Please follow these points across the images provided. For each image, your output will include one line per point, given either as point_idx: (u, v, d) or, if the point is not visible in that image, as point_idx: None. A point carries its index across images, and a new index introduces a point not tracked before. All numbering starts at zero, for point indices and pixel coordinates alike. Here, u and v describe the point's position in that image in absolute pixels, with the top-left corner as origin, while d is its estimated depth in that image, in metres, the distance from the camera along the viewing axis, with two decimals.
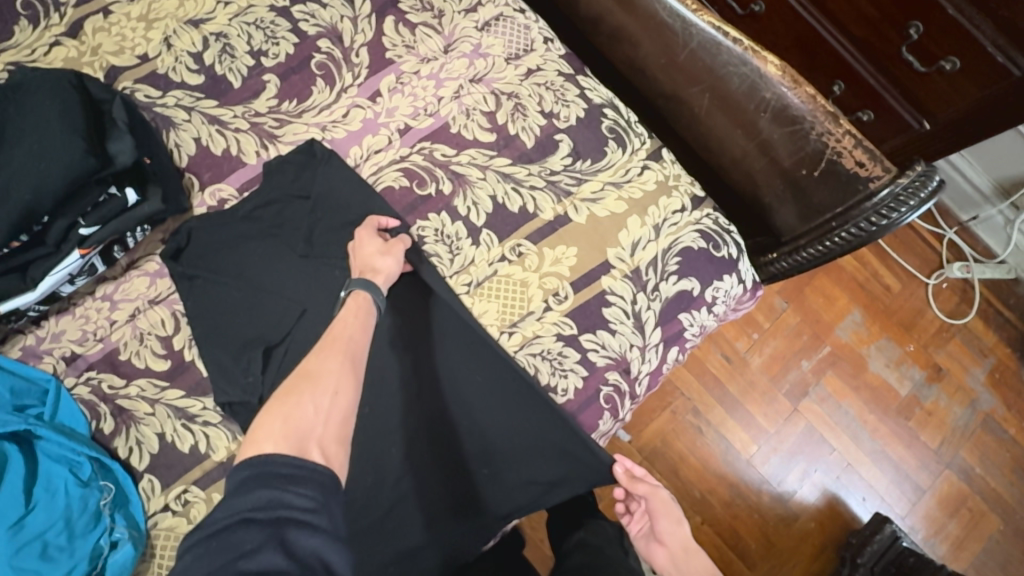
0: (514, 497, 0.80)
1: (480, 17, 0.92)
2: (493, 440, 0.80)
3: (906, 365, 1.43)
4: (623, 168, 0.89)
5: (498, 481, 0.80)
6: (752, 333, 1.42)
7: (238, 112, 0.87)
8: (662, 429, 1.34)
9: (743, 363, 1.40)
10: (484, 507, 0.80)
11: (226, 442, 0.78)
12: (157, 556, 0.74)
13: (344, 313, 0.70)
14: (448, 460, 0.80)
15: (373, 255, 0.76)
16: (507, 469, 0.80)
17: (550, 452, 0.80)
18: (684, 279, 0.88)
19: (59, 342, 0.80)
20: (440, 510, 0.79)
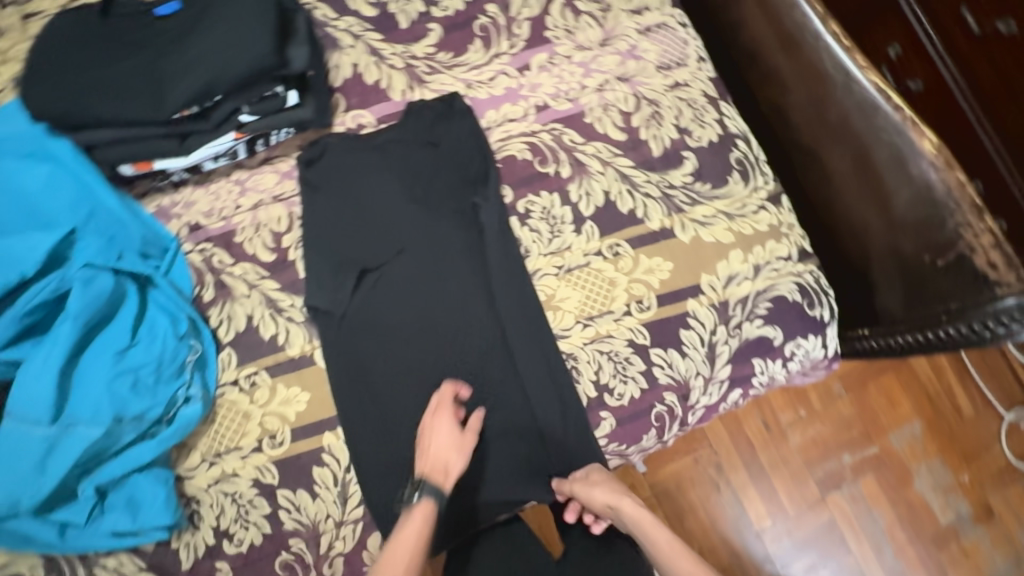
0: (521, 484, 0.83)
1: (643, 22, 0.94)
2: (521, 423, 0.83)
3: (955, 495, 1.35)
4: (740, 201, 0.89)
5: (516, 459, 0.83)
6: (799, 410, 1.38)
7: (397, 51, 0.92)
8: (680, 473, 1.32)
9: (781, 437, 1.36)
10: (493, 484, 0.83)
11: (303, 341, 0.84)
12: (217, 422, 0.81)
13: (408, 519, 0.74)
14: (475, 429, 0.83)
15: (446, 449, 0.77)
16: (522, 447, 0.83)
17: (571, 448, 0.84)
18: (768, 325, 0.86)
19: (188, 210, 0.87)
20: (452, 471, 0.83)
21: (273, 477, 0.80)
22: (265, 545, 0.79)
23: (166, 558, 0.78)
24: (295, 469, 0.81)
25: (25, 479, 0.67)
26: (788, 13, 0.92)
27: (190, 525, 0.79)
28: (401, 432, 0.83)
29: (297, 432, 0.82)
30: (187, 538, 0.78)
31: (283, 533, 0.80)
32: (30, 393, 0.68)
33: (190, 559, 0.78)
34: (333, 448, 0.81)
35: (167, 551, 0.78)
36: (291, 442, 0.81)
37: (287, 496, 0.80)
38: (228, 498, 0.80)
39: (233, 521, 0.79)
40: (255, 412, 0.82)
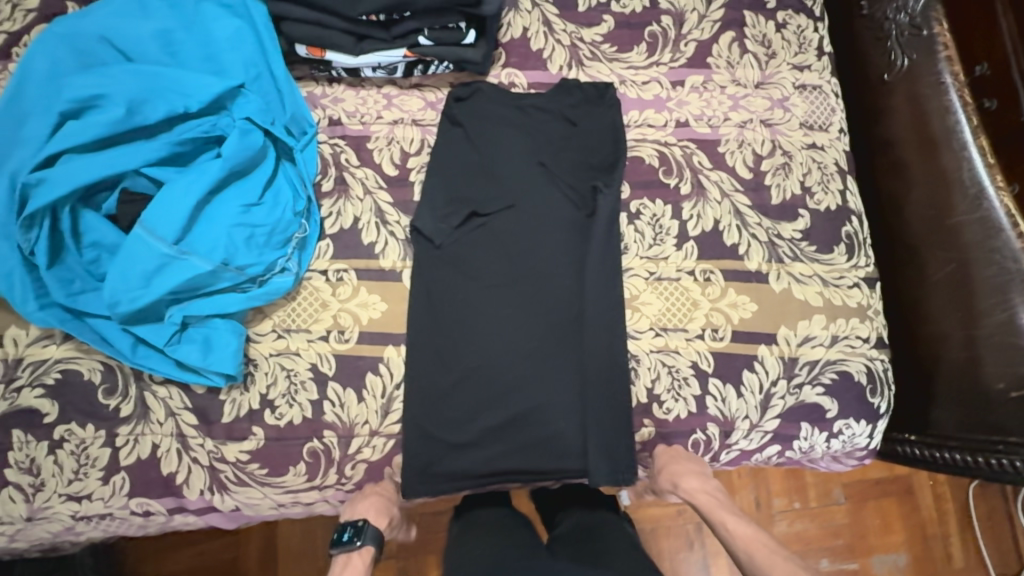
0: (545, 462, 0.84)
1: (802, 78, 0.97)
2: (566, 404, 0.84)
3: None
4: (839, 272, 0.91)
5: (552, 435, 0.84)
6: (795, 501, 1.37)
7: (568, 29, 0.97)
8: (659, 519, 1.31)
9: (768, 519, 1.36)
10: (518, 452, 0.83)
11: (396, 256, 0.87)
12: (295, 301, 0.85)
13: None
14: (522, 393, 0.84)
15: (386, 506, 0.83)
16: (561, 425, 0.84)
17: (605, 445, 0.84)
18: (827, 395, 0.88)
19: (335, 106, 0.92)
20: (485, 425, 0.83)
21: (329, 367, 0.83)
22: (301, 427, 0.82)
23: (211, 406, 0.82)
24: (351, 368, 0.84)
25: (130, 286, 0.72)
26: (939, 116, 0.93)
27: (243, 383, 0.82)
28: (454, 371, 0.84)
29: (364, 336, 0.85)
30: (236, 395, 0.82)
31: (320, 422, 0.82)
32: (165, 211, 0.73)
33: (232, 415, 0.82)
34: (391, 362, 0.84)
35: (214, 400, 0.82)
36: (356, 342, 0.85)
37: (335, 390, 0.83)
38: (283, 373, 0.83)
39: (280, 395, 0.82)
40: (331, 305, 0.85)
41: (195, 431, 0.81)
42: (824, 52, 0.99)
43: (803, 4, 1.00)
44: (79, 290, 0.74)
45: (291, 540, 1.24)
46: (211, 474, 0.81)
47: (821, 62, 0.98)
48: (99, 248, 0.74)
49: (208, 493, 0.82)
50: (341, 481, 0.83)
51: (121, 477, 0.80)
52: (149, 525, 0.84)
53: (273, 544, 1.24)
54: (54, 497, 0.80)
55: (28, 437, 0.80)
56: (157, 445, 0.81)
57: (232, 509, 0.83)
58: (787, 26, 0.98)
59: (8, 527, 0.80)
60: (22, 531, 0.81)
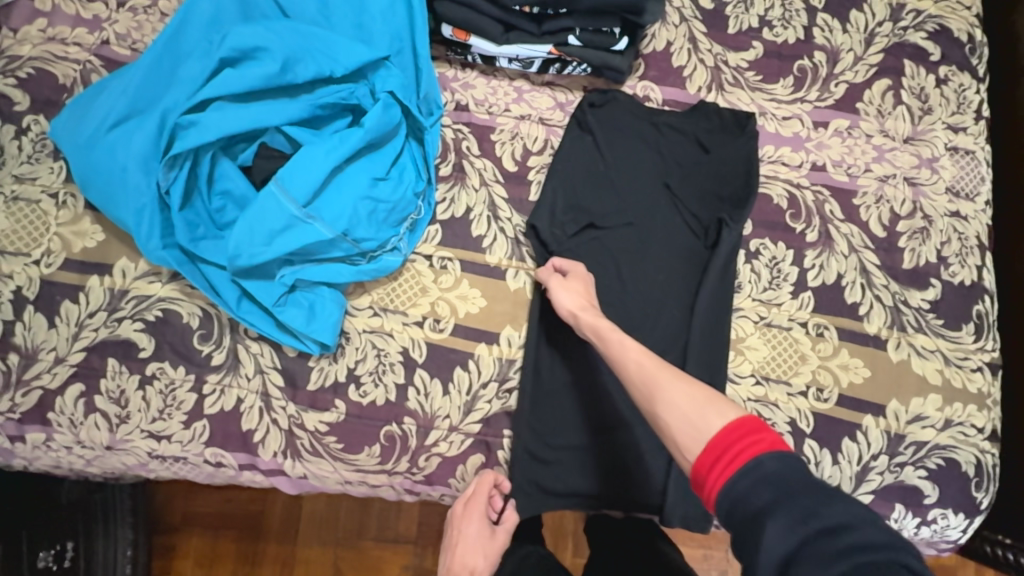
0: (621, 490, 0.82)
1: (955, 140, 0.90)
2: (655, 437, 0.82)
3: None
4: (964, 352, 0.85)
5: (629, 468, 0.82)
6: None
7: (714, 50, 0.93)
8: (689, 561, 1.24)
9: None
10: (589, 475, 0.82)
11: (503, 254, 0.85)
12: (397, 282, 0.83)
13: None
14: (610, 416, 0.82)
15: (473, 554, 0.86)
16: (636, 458, 0.82)
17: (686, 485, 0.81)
18: (929, 481, 0.82)
19: (465, 91, 0.90)
20: (570, 439, 0.82)
21: (420, 355, 0.82)
22: (382, 409, 0.81)
23: (299, 372, 0.81)
24: (441, 359, 0.82)
25: (255, 242, 0.72)
26: None
27: (333, 354, 0.81)
28: (545, 382, 0.83)
29: (459, 329, 0.83)
30: (324, 364, 0.81)
31: (402, 408, 0.81)
32: (301, 173, 0.72)
33: (317, 383, 0.81)
34: (481, 360, 0.82)
35: (303, 366, 0.81)
36: (450, 333, 0.83)
37: (422, 378, 0.82)
38: (373, 351, 0.82)
39: (368, 372, 0.81)
40: (431, 292, 0.84)
41: (280, 393, 0.81)
42: (983, 116, 0.92)
43: (968, 61, 0.93)
44: (201, 236, 0.74)
45: (317, 508, 1.24)
46: (287, 438, 0.81)
47: (978, 126, 0.91)
48: (227, 197, 0.75)
49: (280, 456, 0.81)
50: (411, 470, 0.82)
51: (202, 424, 0.80)
52: (217, 476, 0.84)
53: (298, 509, 1.24)
54: (136, 432, 0.81)
55: (121, 368, 0.81)
56: (241, 400, 0.81)
57: (299, 477, 0.83)
58: (947, 82, 0.92)
59: (87, 450, 0.82)
60: (100, 457, 0.82)
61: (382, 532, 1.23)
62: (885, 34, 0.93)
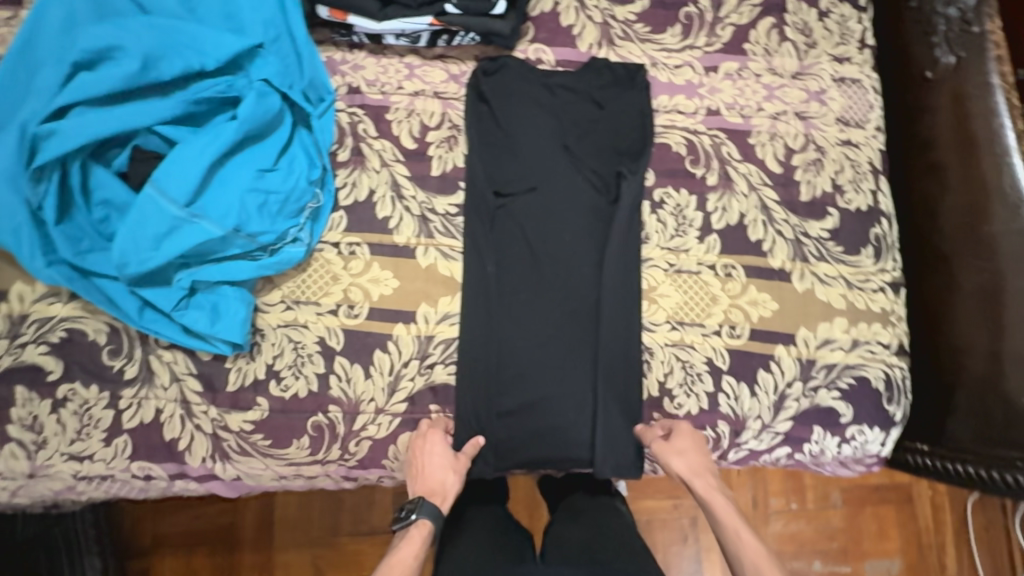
0: (551, 452, 0.84)
1: (841, 71, 0.93)
2: (581, 394, 0.84)
3: None
4: (865, 275, 0.88)
5: (558, 429, 0.83)
6: (793, 502, 1.37)
7: (601, 5, 0.93)
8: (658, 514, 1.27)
9: (766, 519, 1.36)
10: (521, 441, 0.83)
11: (411, 233, 0.85)
12: (305, 273, 0.83)
13: (404, 546, 0.73)
14: (535, 380, 0.83)
15: (440, 472, 0.78)
16: (562, 420, 0.83)
17: (613, 435, 0.84)
18: (843, 400, 0.86)
19: (355, 73, 0.89)
20: (498, 409, 0.83)
21: (337, 342, 0.82)
22: (306, 400, 0.81)
23: (217, 374, 0.80)
24: (360, 343, 0.82)
25: (140, 248, 0.71)
26: (982, 119, 0.89)
27: (249, 352, 0.81)
28: (468, 355, 0.82)
29: (374, 312, 0.83)
30: (242, 364, 0.81)
31: (326, 397, 0.81)
32: (178, 172, 0.71)
33: (236, 383, 0.80)
34: (400, 340, 0.82)
35: (220, 368, 0.80)
36: (366, 317, 0.83)
37: (342, 365, 0.82)
38: (290, 345, 0.81)
39: (287, 366, 0.81)
40: (342, 279, 0.83)
41: (199, 398, 0.80)
42: (867, 45, 0.94)
43: None
44: (87, 249, 0.73)
45: (287, 514, 1.23)
46: (213, 442, 0.80)
47: (862, 55, 0.94)
48: (108, 206, 0.73)
49: (210, 461, 0.81)
50: (344, 457, 0.82)
51: (123, 440, 0.79)
52: (150, 489, 0.83)
53: (269, 518, 1.23)
54: (55, 456, 0.79)
55: (30, 395, 0.79)
56: (160, 411, 0.80)
57: (233, 479, 0.83)
58: (829, 15, 0.94)
59: (9, 482, 0.80)
60: (24, 487, 0.81)
61: (355, 526, 1.23)
62: None
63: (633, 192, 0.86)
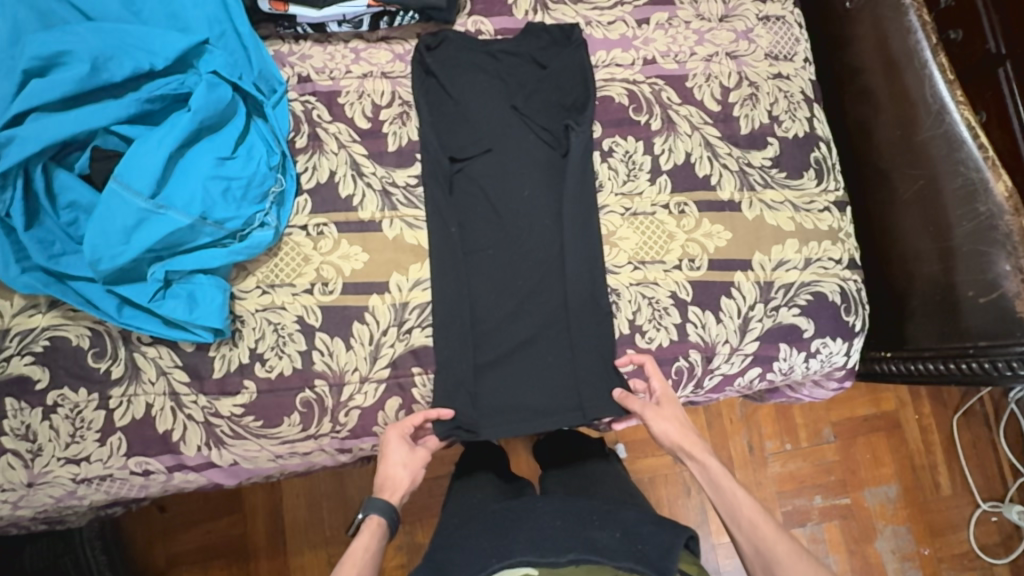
0: (535, 399, 0.86)
1: (765, 10, 0.98)
2: (557, 340, 0.88)
3: (911, 564, 1.39)
4: (809, 197, 0.93)
5: (538, 375, 0.87)
6: (786, 441, 1.41)
7: None
8: (657, 468, 1.30)
9: (762, 461, 1.40)
10: (504, 390, 0.87)
11: (374, 208, 0.88)
12: (277, 258, 0.85)
13: (359, 539, 0.74)
14: (511, 331, 0.87)
15: (394, 467, 0.80)
16: (541, 366, 0.87)
17: (593, 374, 0.87)
18: (803, 316, 0.90)
19: (303, 62, 0.92)
20: (478, 362, 0.86)
21: (316, 319, 0.85)
22: (292, 378, 0.84)
23: (202, 363, 0.83)
24: (337, 318, 0.85)
25: (111, 243, 0.74)
26: (900, 37, 0.93)
27: (231, 339, 0.83)
28: (443, 314, 0.86)
29: (348, 286, 0.86)
30: (225, 351, 0.83)
31: (310, 372, 0.84)
32: (139, 167, 0.74)
33: (222, 370, 0.83)
34: (376, 310, 0.85)
35: (204, 357, 0.83)
36: (340, 293, 0.85)
37: (323, 340, 0.84)
38: (270, 327, 0.84)
39: (269, 348, 0.84)
40: (313, 258, 0.86)
41: (187, 388, 0.82)
42: None
43: None
44: (60, 252, 0.75)
45: (297, 517, 1.24)
46: (207, 430, 0.83)
47: None
48: (76, 209, 0.76)
49: (205, 449, 0.83)
50: (335, 429, 0.85)
51: (118, 437, 0.81)
52: (151, 486, 0.85)
53: (279, 524, 1.24)
54: (53, 462, 0.81)
55: (21, 405, 0.80)
56: (151, 405, 0.82)
57: (230, 464, 0.85)
58: None
59: (10, 494, 0.81)
60: (25, 498, 0.82)
61: None
62: None
63: (582, 144, 0.90)
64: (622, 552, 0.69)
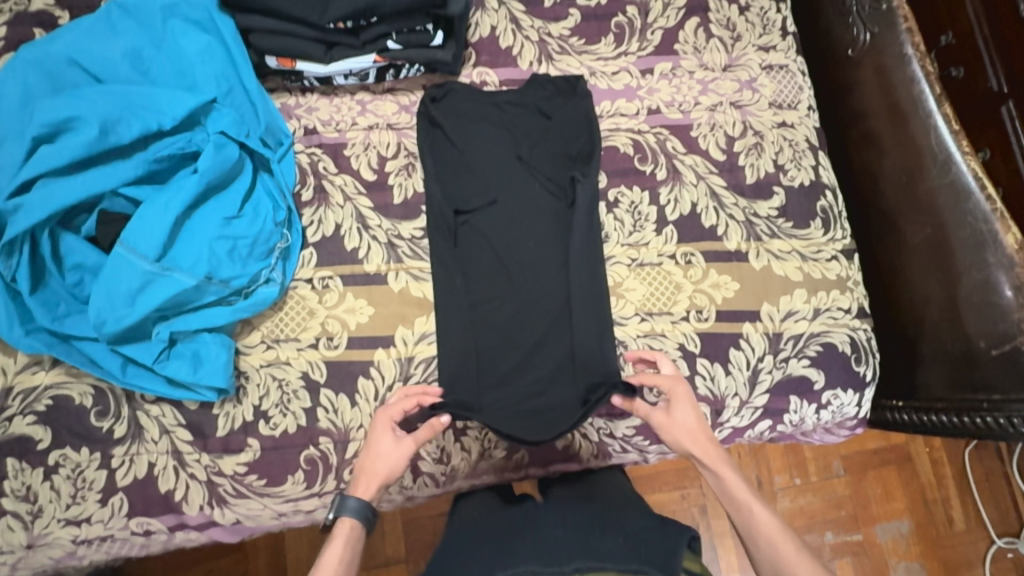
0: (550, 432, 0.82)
1: (768, 59, 0.98)
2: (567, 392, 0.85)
3: None
4: (816, 246, 0.92)
5: (550, 423, 0.83)
6: (795, 476, 1.39)
7: (536, 25, 0.98)
8: (665, 505, 1.28)
9: (772, 497, 1.38)
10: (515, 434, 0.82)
11: (380, 261, 0.88)
12: (282, 312, 0.85)
13: (330, 548, 0.66)
14: (518, 382, 0.85)
15: (374, 457, 0.72)
16: (553, 416, 0.84)
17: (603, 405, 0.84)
18: (813, 368, 0.89)
19: (309, 115, 0.92)
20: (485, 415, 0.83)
21: (321, 375, 0.84)
22: (296, 435, 0.83)
23: (205, 421, 0.82)
24: (342, 373, 0.84)
25: (116, 306, 0.74)
26: (905, 86, 0.93)
27: (235, 396, 0.82)
28: (449, 367, 0.84)
29: (353, 340, 0.85)
30: (229, 408, 0.82)
31: (315, 429, 0.83)
32: (144, 230, 0.74)
33: (226, 428, 0.82)
34: (381, 365, 0.85)
35: (208, 415, 0.82)
36: (345, 347, 0.85)
37: (328, 396, 0.83)
38: (275, 383, 0.83)
39: (273, 405, 0.83)
40: (319, 312, 0.86)
41: (190, 447, 0.81)
42: (789, 33, 1.00)
43: None
44: (64, 313, 0.75)
45: (299, 555, 1.21)
46: (209, 489, 0.81)
47: (786, 42, 1.00)
48: (81, 270, 0.76)
49: (207, 508, 0.82)
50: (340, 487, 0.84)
51: (119, 498, 0.80)
52: (152, 545, 0.84)
53: (281, 563, 1.21)
54: (52, 523, 0.79)
55: (22, 465, 0.79)
56: (153, 464, 0.81)
57: (233, 522, 0.83)
58: (749, 9, 1.00)
59: (7, 556, 0.80)
60: (24, 559, 0.80)
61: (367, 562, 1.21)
62: None
63: (588, 195, 0.89)
64: (628, 555, 0.66)
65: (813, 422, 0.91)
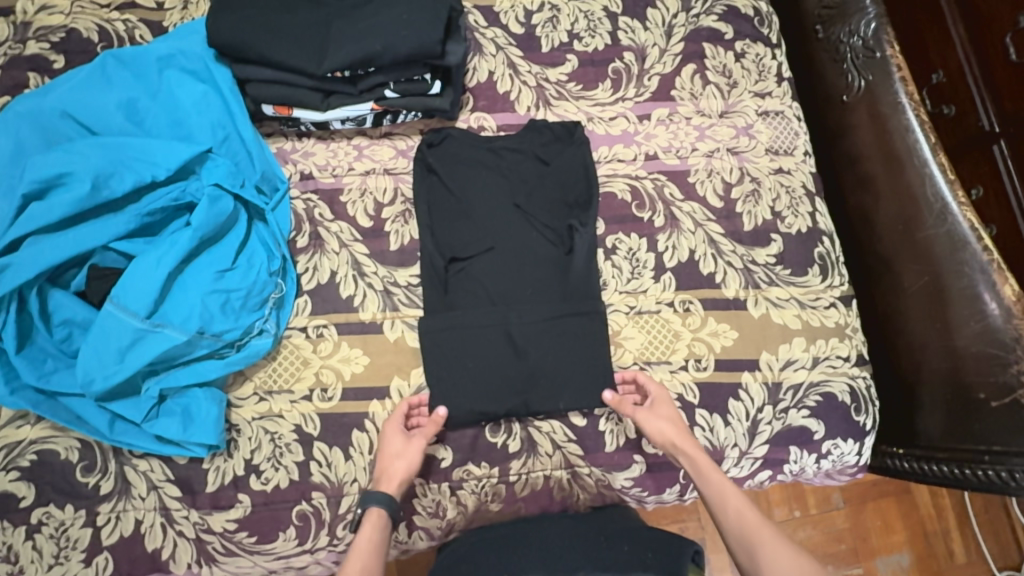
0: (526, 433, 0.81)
1: (764, 105, 0.99)
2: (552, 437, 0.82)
3: None
4: (815, 293, 0.92)
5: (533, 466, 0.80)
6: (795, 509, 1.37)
7: (533, 70, 0.98)
8: None
9: None
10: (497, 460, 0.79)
11: (376, 309, 0.86)
12: (276, 362, 0.84)
13: (360, 534, 0.72)
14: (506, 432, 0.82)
15: (390, 459, 0.78)
16: None
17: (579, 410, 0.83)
18: (813, 418, 0.88)
19: (306, 160, 0.91)
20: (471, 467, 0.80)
21: (314, 428, 0.82)
22: (288, 490, 0.80)
23: (195, 477, 0.80)
24: (336, 426, 0.82)
25: (105, 363, 0.73)
26: (900, 134, 0.94)
27: (226, 450, 0.80)
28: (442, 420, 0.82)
29: (347, 392, 0.84)
30: (219, 462, 0.80)
31: (308, 484, 0.81)
32: (135, 287, 0.74)
33: (216, 483, 0.80)
34: (376, 417, 0.83)
35: (197, 470, 0.80)
36: (340, 399, 0.83)
37: (321, 449, 0.82)
38: (267, 437, 0.81)
39: (265, 459, 0.81)
40: (313, 362, 0.84)
41: (179, 503, 0.79)
42: (784, 79, 1.01)
43: (760, 32, 1.03)
44: (52, 369, 0.74)
45: None
46: (197, 546, 0.79)
47: (781, 88, 1.01)
48: (70, 325, 0.75)
49: (195, 566, 0.79)
50: (333, 543, 0.81)
51: (104, 557, 0.78)
52: None
53: None
54: None
55: (3, 524, 0.77)
56: (140, 522, 0.78)
57: None
58: (745, 55, 1.01)
59: None
60: None
61: None
62: (681, 24, 1.01)
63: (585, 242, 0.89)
64: (633, 563, 0.67)
65: (813, 471, 0.90)
